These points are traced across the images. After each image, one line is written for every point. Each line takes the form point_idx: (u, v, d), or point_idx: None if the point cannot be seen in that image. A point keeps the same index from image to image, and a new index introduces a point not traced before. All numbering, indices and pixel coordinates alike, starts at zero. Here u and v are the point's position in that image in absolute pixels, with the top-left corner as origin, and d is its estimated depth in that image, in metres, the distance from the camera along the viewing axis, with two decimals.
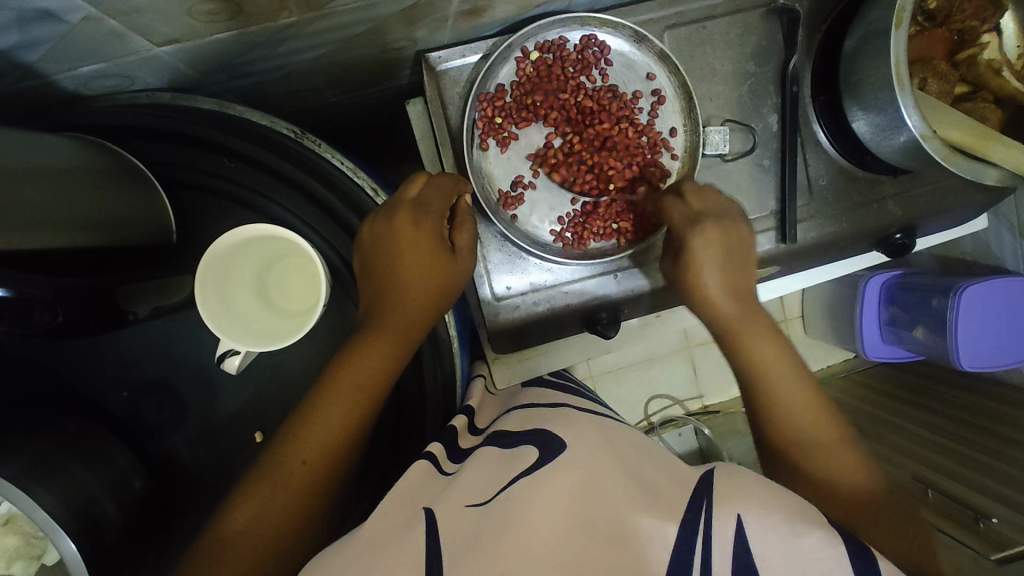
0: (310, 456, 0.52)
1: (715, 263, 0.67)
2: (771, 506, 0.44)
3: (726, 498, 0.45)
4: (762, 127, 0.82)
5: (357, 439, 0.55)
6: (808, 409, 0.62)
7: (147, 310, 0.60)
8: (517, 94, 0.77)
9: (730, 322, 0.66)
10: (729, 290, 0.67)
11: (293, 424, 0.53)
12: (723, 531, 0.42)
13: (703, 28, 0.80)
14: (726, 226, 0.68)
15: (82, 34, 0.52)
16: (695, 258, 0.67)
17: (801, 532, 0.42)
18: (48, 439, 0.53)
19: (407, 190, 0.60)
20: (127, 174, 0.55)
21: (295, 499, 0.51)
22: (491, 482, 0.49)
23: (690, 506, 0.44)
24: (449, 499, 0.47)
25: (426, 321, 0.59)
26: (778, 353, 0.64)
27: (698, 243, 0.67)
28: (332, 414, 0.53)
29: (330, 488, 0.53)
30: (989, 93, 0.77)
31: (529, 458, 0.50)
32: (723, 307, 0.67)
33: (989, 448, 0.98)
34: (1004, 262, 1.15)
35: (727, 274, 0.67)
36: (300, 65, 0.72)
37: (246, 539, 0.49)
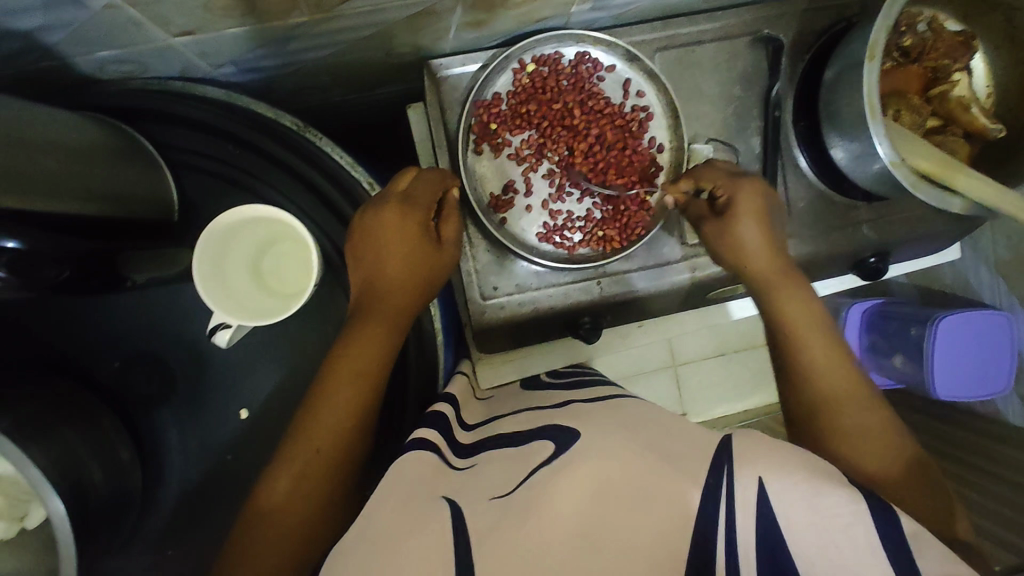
0: (324, 444, 0.54)
1: (752, 215, 0.71)
2: (793, 466, 0.45)
3: (746, 457, 0.45)
4: (744, 148, 0.86)
5: (365, 425, 0.57)
6: (845, 378, 0.63)
7: (145, 278, 0.63)
8: (513, 103, 0.80)
9: (768, 273, 0.69)
10: (767, 244, 0.70)
11: (303, 416, 0.56)
12: (746, 493, 0.43)
13: (693, 52, 0.84)
14: (764, 188, 0.72)
15: (103, 20, 0.56)
16: (737, 208, 0.71)
17: (822, 492, 0.44)
18: (41, 401, 0.56)
19: (396, 185, 0.63)
20: (135, 154, 0.57)
21: (314, 488, 0.53)
22: (506, 475, 0.50)
23: (712, 469, 0.45)
24: (472, 490, 0.49)
25: (414, 310, 0.62)
26: (812, 312, 0.67)
27: (743, 191, 0.71)
28: (340, 401, 0.56)
29: (344, 472, 0.55)
30: (960, 128, 0.81)
31: (548, 448, 0.51)
32: (758, 266, 0.70)
33: (960, 474, 1.00)
34: (981, 295, 1.19)
35: (765, 235, 0.71)
36: (307, 64, 0.76)
37: (280, 523, 0.52)
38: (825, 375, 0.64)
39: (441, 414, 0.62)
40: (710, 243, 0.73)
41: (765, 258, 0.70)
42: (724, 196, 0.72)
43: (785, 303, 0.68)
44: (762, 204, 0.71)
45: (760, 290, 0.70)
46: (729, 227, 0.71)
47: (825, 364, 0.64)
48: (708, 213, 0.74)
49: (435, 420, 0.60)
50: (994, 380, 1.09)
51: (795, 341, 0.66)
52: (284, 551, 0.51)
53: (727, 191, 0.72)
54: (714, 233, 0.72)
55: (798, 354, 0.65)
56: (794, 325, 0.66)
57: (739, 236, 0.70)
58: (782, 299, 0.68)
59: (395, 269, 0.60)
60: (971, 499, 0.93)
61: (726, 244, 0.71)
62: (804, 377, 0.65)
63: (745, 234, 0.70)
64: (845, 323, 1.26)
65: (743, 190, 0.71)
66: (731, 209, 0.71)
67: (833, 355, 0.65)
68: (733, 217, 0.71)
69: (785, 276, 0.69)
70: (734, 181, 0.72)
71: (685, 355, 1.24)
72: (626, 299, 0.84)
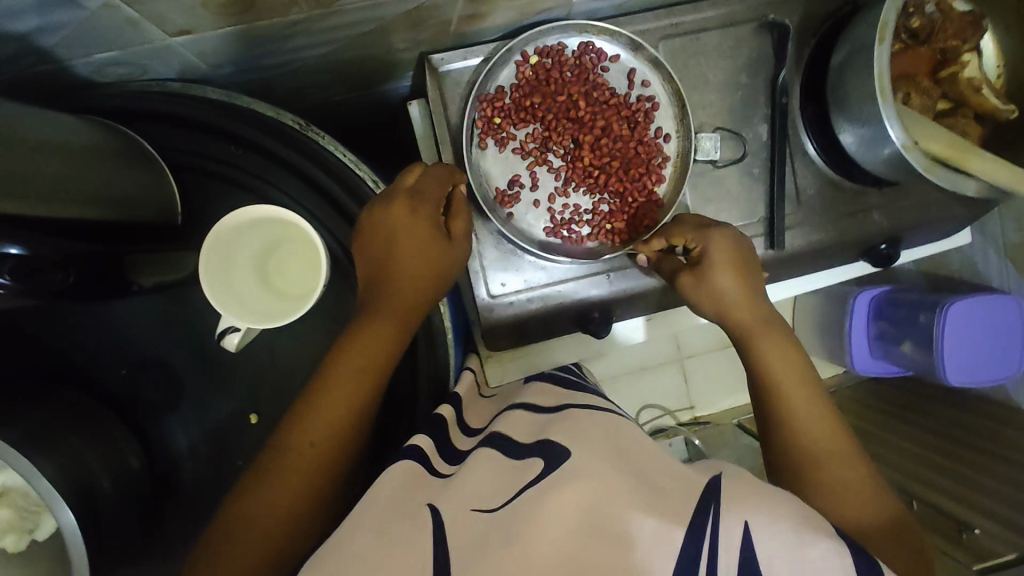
0: (317, 437, 0.52)
1: (728, 271, 0.68)
2: (781, 512, 0.43)
3: (733, 499, 0.43)
4: (752, 136, 0.85)
5: (363, 418, 0.55)
6: (824, 428, 0.61)
7: (150, 282, 0.60)
8: (517, 96, 0.79)
9: (745, 326, 0.68)
10: (744, 295, 0.68)
11: (301, 407, 0.54)
12: (729, 533, 0.41)
13: (697, 39, 0.83)
14: (740, 239, 0.70)
15: (100, 20, 0.55)
16: (709, 266, 0.68)
17: (808, 541, 0.41)
18: (49, 411, 0.55)
19: (403, 181, 0.62)
20: (134, 155, 0.56)
21: (303, 481, 0.51)
22: (497, 485, 0.47)
23: (697, 507, 0.42)
24: (454, 496, 0.47)
25: (425, 307, 0.60)
26: (791, 361, 0.65)
27: (715, 248, 0.69)
28: (340, 396, 0.53)
29: (340, 468, 0.53)
30: (970, 110, 0.79)
31: (536, 467, 0.47)
32: (736, 317, 0.68)
33: (977, 463, 1.00)
34: (989, 280, 1.18)
35: (742, 288, 0.68)
36: (308, 61, 0.75)
37: (262, 521, 0.49)
38: (808, 431, 0.61)
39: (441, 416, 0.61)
40: (687, 295, 0.72)
41: (744, 312, 0.68)
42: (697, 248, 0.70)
43: (765, 355, 0.66)
44: (738, 258, 0.69)
45: (739, 341, 0.68)
46: (703, 280, 0.69)
47: (808, 417, 0.62)
48: (682, 267, 0.72)
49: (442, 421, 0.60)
50: (996, 367, 1.08)
51: (778, 391, 0.63)
52: (256, 548, 0.48)
53: (700, 245, 0.70)
54: (688, 284, 0.71)
55: (782, 403, 0.63)
56: (776, 378, 0.64)
57: (713, 290, 0.68)
58: (761, 349, 0.66)
59: (406, 266, 0.59)
60: (987, 488, 0.93)
61: (703, 299, 0.70)
62: (788, 431, 0.62)
63: (719, 287, 0.68)
64: (852, 312, 1.22)
65: (716, 242, 0.69)
66: (705, 266, 0.69)
67: (816, 413, 0.62)
68: (706, 268, 0.69)
69: (765, 329, 0.67)
70: (707, 236, 0.69)
71: (691, 348, 1.23)
72: (635, 293, 0.83)
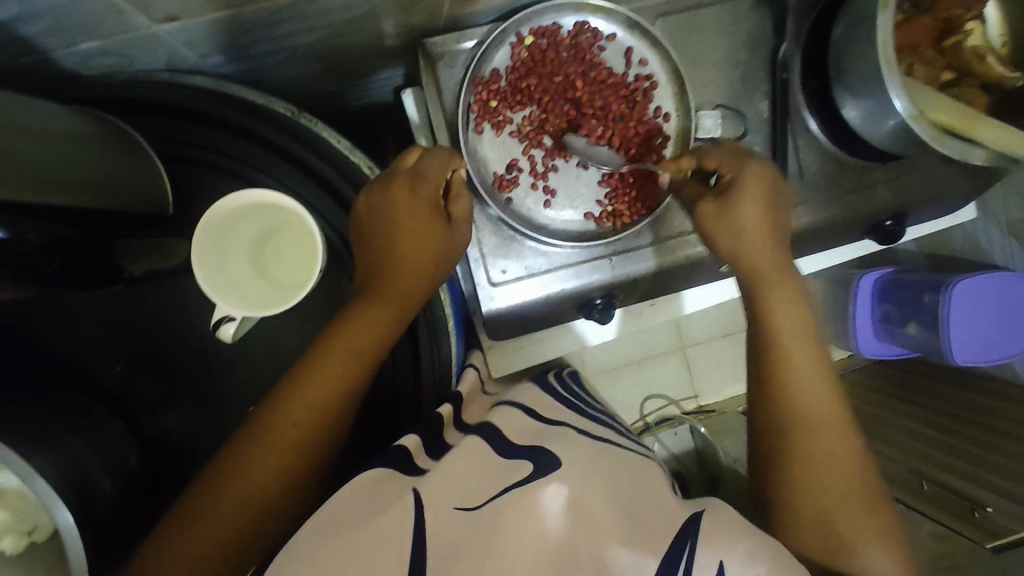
0: (301, 417, 0.49)
1: (757, 207, 0.65)
2: (759, 556, 0.42)
3: (710, 536, 0.42)
4: (752, 113, 0.83)
5: (352, 405, 0.53)
6: (817, 395, 0.60)
7: (140, 270, 0.60)
8: (512, 78, 0.77)
9: (759, 273, 0.65)
10: (764, 230, 0.65)
11: (287, 387, 0.51)
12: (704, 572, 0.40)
13: (694, 16, 0.82)
14: (774, 172, 0.67)
15: (82, 6, 0.53)
16: (741, 195, 0.65)
17: None
18: (43, 409, 0.53)
19: (404, 160, 0.60)
20: (125, 142, 0.54)
21: (284, 460, 0.48)
22: (479, 482, 0.44)
23: (675, 540, 0.41)
24: (439, 487, 0.43)
25: (423, 292, 0.58)
26: (798, 318, 0.63)
27: (750, 176, 0.65)
28: (328, 376, 0.51)
29: (325, 450, 0.51)
30: (976, 79, 0.78)
31: (524, 470, 0.45)
32: (755, 254, 0.65)
33: (985, 441, 0.99)
34: (993, 258, 1.17)
35: (765, 221, 0.65)
36: (298, 49, 0.73)
37: (237, 500, 0.46)
38: (805, 395, 0.60)
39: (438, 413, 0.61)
40: (705, 223, 0.68)
41: (762, 254, 0.65)
42: (731, 171, 0.67)
43: (775, 306, 0.64)
44: (769, 190, 0.65)
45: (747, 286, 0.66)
46: (729, 205, 0.65)
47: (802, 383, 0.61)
48: (706, 193, 0.68)
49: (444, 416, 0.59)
50: (1006, 346, 1.07)
51: (778, 352, 0.62)
52: (223, 536, 0.45)
53: (734, 171, 0.67)
54: (711, 208, 0.67)
55: (776, 366, 0.62)
56: (780, 333, 0.63)
57: (738, 218, 0.65)
58: (768, 300, 0.64)
59: (406, 248, 0.57)
60: (995, 464, 0.93)
61: (721, 232, 0.66)
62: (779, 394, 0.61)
63: (743, 216, 0.65)
64: (856, 293, 1.22)
65: (751, 170, 0.66)
66: (735, 191, 0.65)
67: (813, 374, 0.61)
68: (736, 193, 0.65)
69: (780, 279, 0.65)
70: (743, 163, 0.66)
71: (693, 335, 1.22)
72: (636, 276, 0.82)
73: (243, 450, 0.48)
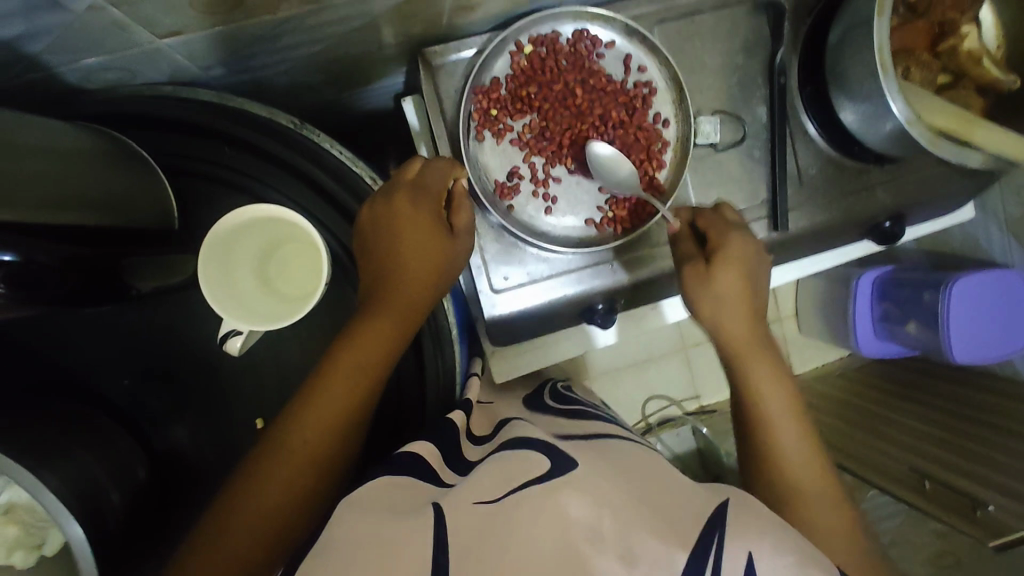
0: (312, 434, 0.51)
1: (736, 277, 0.68)
2: (786, 545, 0.41)
3: (738, 528, 0.42)
4: (751, 118, 0.84)
5: (364, 413, 0.55)
6: (804, 454, 0.65)
7: (149, 286, 0.59)
8: (512, 87, 0.78)
9: (738, 342, 0.68)
10: (744, 305, 0.68)
11: (297, 403, 0.53)
12: (734, 565, 0.39)
13: (692, 23, 0.82)
14: (757, 246, 0.70)
15: (86, 23, 0.54)
16: (722, 263, 0.68)
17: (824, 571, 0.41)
18: (52, 424, 0.53)
19: (406, 172, 0.61)
20: (126, 158, 0.55)
21: (298, 475, 0.50)
22: (494, 480, 0.46)
23: (701, 537, 0.40)
24: (458, 496, 0.45)
25: (427, 303, 0.59)
26: (778, 383, 0.68)
27: (732, 246, 0.69)
28: (336, 393, 0.53)
29: (335, 465, 0.53)
30: (971, 81, 0.79)
31: (542, 468, 0.45)
32: (736, 326, 0.68)
33: (985, 438, 1.01)
34: (993, 255, 1.17)
35: (743, 297, 0.68)
36: (300, 59, 0.74)
37: (253, 515, 0.48)
38: (792, 456, 0.64)
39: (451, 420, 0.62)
40: (685, 285, 0.70)
41: (742, 327, 0.68)
42: (715, 240, 0.69)
43: (756, 376, 0.68)
44: (749, 261, 0.69)
45: (728, 355, 0.70)
46: (710, 276, 0.68)
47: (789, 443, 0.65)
48: (693, 258, 0.71)
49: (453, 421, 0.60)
50: (1004, 343, 1.07)
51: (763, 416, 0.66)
52: (242, 551, 0.47)
53: (719, 238, 0.69)
54: (694, 278, 0.69)
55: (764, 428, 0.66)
56: (763, 396, 0.67)
57: (718, 290, 0.68)
58: (749, 366, 0.68)
59: (409, 259, 0.58)
60: (999, 463, 0.94)
61: (705, 301, 0.68)
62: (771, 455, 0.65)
63: (722, 289, 0.68)
64: (855, 294, 1.22)
65: (733, 244, 0.69)
66: (718, 258, 0.68)
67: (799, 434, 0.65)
68: (718, 267, 0.68)
69: (758, 347, 0.68)
70: (728, 233, 0.69)
71: (694, 337, 1.22)
72: (639, 282, 0.82)
73: (258, 468, 0.50)
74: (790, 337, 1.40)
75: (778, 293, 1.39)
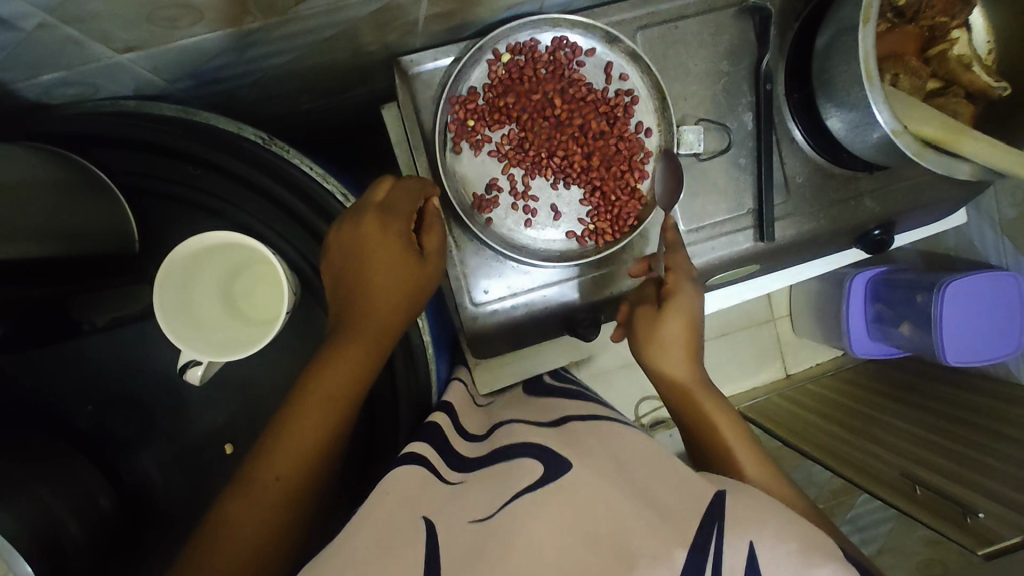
0: (284, 470, 0.49)
1: (680, 320, 0.67)
2: (787, 535, 0.43)
3: (738, 519, 0.43)
4: (737, 125, 0.82)
5: (336, 445, 0.53)
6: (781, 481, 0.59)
7: (103, 320, 0.60)
8: (490, 97, 0.76)
9: (682, 381, 0.66)
10: (689, 355, 0.67)
11: (267, 438, 0.51)
12: (734, 559, 0.40)
13: (675, 28, 0.80)
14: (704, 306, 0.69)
15: (39, 42, 0.52)
16: (670, 308, 0.67)
17: (814, 565, 0.41)
18: (11, 456, 0.52)
19: (374, 195, 0.59)
20: (86, 186, 0.54)
21: (269, 514, 0.48)
22: (490, 499, 0.48)
23: (701, 525, 0.41)
24: (452, 513, 0.47)
25: (398, 326, 0.57)
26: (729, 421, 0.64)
27: (680, 292, 0.68)
28: (307, 426, 0.51)
29: (307, 499, 0.51)
30: (960, 88, 0.77)
31: (535, 475, 0.48)
32: (683, 377, 0.66)
33: (975, 442, 0.99)
34: (987, 256, 1.15)
35: (690, 347, 0.67)
36: (271, 70, 0.72)
37: (223, 556, 0.46)
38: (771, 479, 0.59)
39: (436, 422, 0.62)
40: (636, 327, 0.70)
41: (689, 371, 0.66)
42: (666, 289, 0.69)
43: (711, 416, 0.64)
44: (696, 312, 0.67)
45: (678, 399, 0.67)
46: (657, 323, 0.67)
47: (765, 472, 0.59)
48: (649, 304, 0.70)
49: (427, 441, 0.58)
50: (995, 346, 1.06)
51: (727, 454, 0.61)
52: None
53: (675, 285, 0.68)
54: (643, 323, 0.69)
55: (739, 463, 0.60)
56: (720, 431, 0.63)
57: (663, 338, 0.67)
58: (699, 407, 0.65)
59: (378, 284, 0.56)
60: (988, 466, 0.93)
61: (650, 345, 0.68)
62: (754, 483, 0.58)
63: (670, 337, 0.66)
64: (848, 295, 1.20)
65: (684, 293, 0.68)
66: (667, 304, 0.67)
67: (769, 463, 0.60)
68: (666, 314, 0.67)
69: (705, 386, 0.66)
70: (681, 283, 0.68)
71: None
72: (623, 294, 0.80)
73: (227, 507, 0.48)
74: (785, 337, 1.37)
75: (771, 295, 1.37)
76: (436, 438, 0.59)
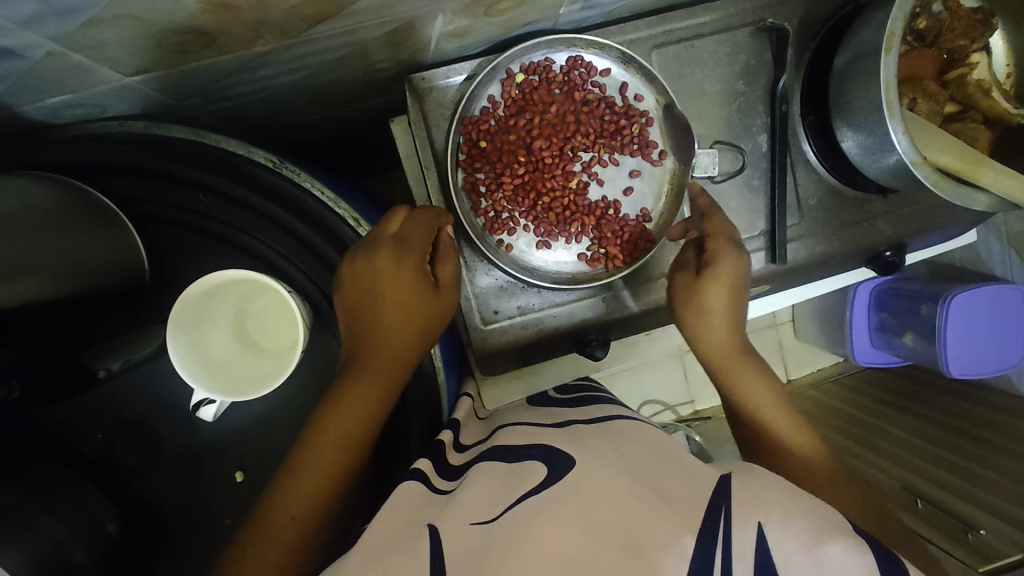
0: (299, 509, 0.49)
1: (721, 289, 0.67)
2: (794, 514, 0.41)
3: (744, 505, 0.42)
4: (751, 146, 0.81)
5: (350, 481, 0.53)
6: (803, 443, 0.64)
7: (118, 365, 0.59)
8: (502, 117, 0.76)
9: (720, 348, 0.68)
10: (729, 319, 0.68)
11: (280, 478, 0.50)
12: (743, 540, 0.39)
13: (691, 47, 0.79)
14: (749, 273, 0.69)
15: (46, 68, 0.51)
16: (711, 275, 0.68)
17: (825, 540, 0.39)
18: (19, 486, 0.52)
19: (386, 228, 0.58)
20: (93, 214, 0.53)
21: (286, 556, 0.47)
22: (493, 498, 0.46)
23: (709, 509, 0.41)
24: (455, 515, 0.45)
25: (411, 359, 0.57)
26: (763, 385, 0.67)
27: (719, 261, 0.68)
28: (321, 462, 0.50)
29: (322, 536, 0.50)
30: (979, 113, 0.76)
31: (540, 474, 0.47)
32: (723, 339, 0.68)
33: (984, 457, 0.96)
34: (993, 268, 1.14)
35: (733, 310, 0.68)
36: (281, 87, 0.70)
37: None
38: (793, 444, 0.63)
39: (441, 441, 0.61)
40: (676, 288, 0.71)
41: (728, 338, 0.68)
42: (708, 255, 0.69)
43: (742, 381, 0.67)
44: (735, 281, 0.68)
45: (714, 364, 0.69)
46: (698, 292, 0.68)
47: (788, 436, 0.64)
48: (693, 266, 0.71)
49: (436, 454, 0.58)
50: (999, 357, 1.06)
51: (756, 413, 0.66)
52: None
53: (717, 249, 0.69)
54: (685, 292, 0.70)
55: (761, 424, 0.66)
56: (747, 396, 0.67)
57: (704, 301, 0.68)
58: (734, 374, 0.68)
59: (394, 320, 0.56)
60: (994, 484, 0.89)
61: (690, 308, 0.69)
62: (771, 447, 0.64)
63: (713, 302, 0.67)
64: (853, 303, 1.18)
65: (726, 258, 0.68)
66: (709, 270, 0.68)
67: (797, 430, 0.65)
68: (706, 285, 0.68)
69: (740, 354, 0.68)
70: (722, 249, 0.69)
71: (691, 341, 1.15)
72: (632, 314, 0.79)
73: (244, 545, 0.47)
74: (787, 345, 1.37)
75: None
76: (446, 457, 0.59)
